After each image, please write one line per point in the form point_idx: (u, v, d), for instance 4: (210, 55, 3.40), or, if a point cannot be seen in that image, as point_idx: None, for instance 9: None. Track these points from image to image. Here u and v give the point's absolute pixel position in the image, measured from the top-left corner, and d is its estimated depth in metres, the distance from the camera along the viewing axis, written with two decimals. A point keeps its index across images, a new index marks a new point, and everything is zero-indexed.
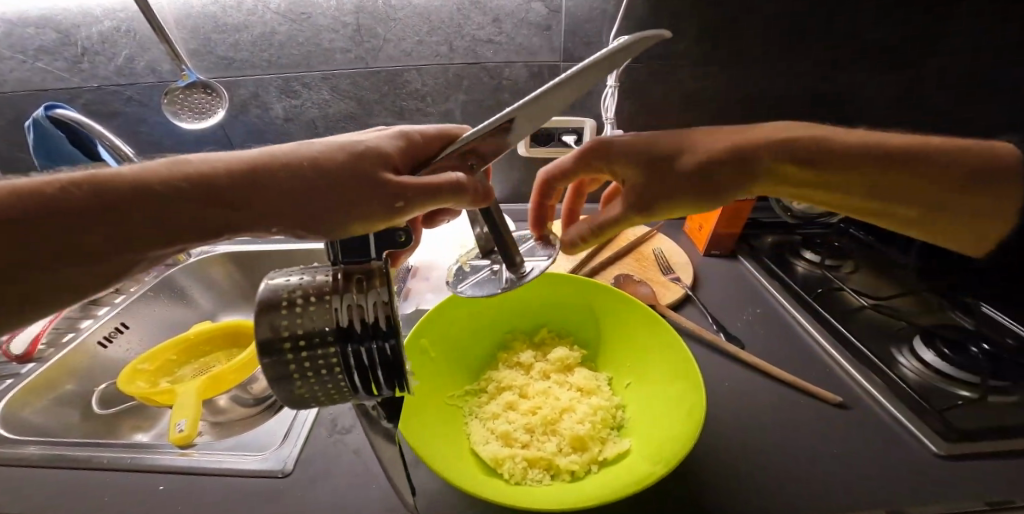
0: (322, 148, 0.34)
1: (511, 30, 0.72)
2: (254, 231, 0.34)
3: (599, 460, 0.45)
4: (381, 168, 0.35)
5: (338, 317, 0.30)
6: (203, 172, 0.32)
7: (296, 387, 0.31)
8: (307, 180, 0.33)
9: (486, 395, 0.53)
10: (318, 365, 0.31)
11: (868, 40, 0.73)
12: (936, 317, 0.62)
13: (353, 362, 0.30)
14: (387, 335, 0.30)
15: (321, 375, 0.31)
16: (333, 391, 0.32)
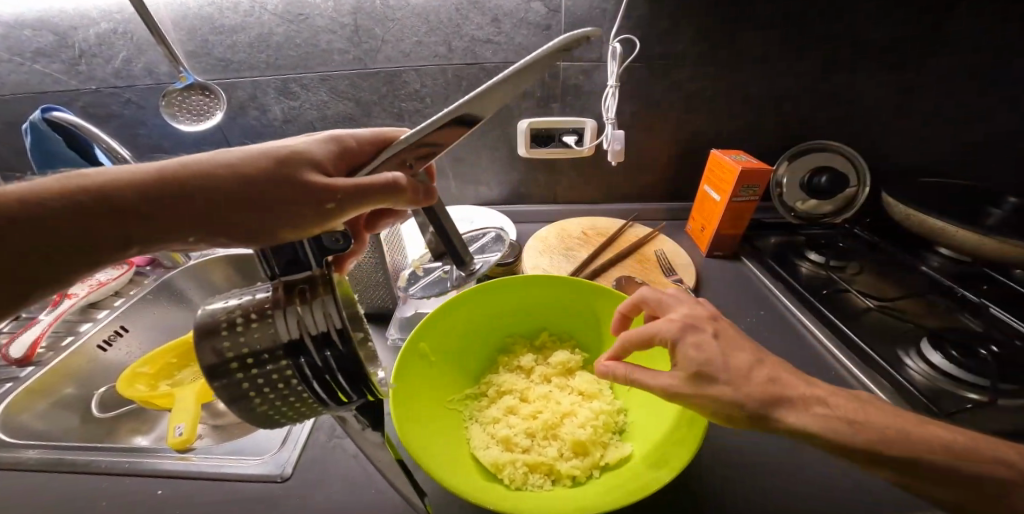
0: (242, 157, 0.34)
1: (509, 30, 0.71)
2: (167, 245, 0.33)
3: (600, 465, 0.44)
4: (310, 174, 0.35)
5: (284, 331, 0.32)
6: (103, 186, 0.31)
7: (256, 406, 0.33)
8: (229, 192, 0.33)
9: (486, 399, 0.53)
10: (273, 380, 0.32)
11: (871, 40, 0.72)
12: (942, 319, 0.61)
13: (307, 371, 0.32)
14: (337, 339, 0.32)
15: (279, 390, 0.33)
16: (298, 402, 0.34)
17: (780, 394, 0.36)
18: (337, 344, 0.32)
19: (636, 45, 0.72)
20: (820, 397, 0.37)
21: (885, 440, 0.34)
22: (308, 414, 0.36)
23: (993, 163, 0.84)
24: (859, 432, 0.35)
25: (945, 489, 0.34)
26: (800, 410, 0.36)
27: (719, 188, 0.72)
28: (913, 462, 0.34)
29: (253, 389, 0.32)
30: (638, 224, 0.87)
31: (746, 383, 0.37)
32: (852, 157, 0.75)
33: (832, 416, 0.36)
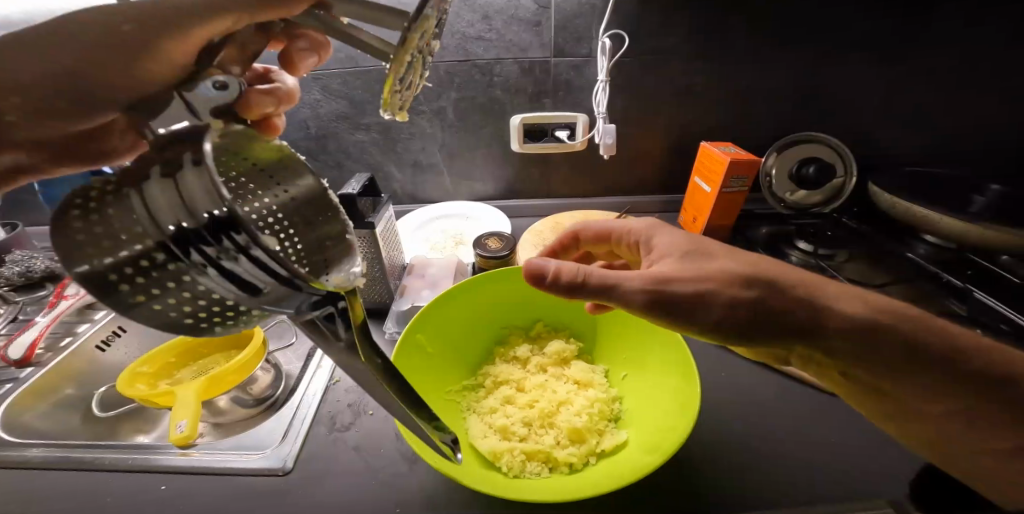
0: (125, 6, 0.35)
1: (501, 27, 0.72)
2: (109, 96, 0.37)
3: (596, 452, 0.45)
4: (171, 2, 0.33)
5: (161, 212, 0.23)
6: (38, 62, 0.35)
7: (158, 309, 0.25)
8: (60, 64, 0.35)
9: (483, 390, 0.53)
10: (170, 281, 0.24)
11: (861, 34, 0.73)
12: (929, 304, 0.63)
13: (210, 264, 0.23)
14: (232, 222, 0.23)
15: (175, 290, 0.25)
16: (216, 306, 0.26)
17: (801, 286, 0.37)
18: (229, 229, 0.23)
19: (625, 40, 0.73)
20: (852, 297, 0.38)
21: (924, 338, 0.36)
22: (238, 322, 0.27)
23: (979, 153, 0.85)
24: (898, 328, 0.36)
25: (957, 405, 0.35)
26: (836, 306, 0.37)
27: (710, 179, 0.73)
28: (944, 370, 0.35)
29: (147, 295, 0.24)
30: (631, 216, 0.88)
31: (756, 268, 0.37)
32: (838, 147, 0.76)
33: (870, 310, 0.37)
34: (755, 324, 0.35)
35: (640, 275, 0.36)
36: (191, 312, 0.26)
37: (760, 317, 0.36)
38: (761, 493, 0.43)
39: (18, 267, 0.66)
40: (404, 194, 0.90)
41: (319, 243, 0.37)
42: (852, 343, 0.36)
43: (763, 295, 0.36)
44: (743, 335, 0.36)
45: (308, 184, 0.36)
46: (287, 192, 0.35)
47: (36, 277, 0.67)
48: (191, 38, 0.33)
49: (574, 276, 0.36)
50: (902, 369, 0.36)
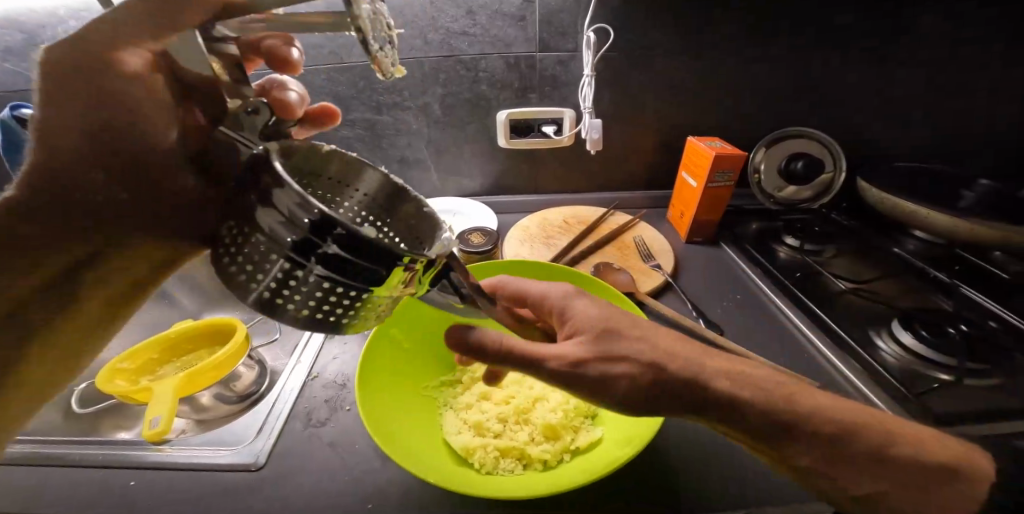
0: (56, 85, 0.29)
1: (485, 22, 0.71)
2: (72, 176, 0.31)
3: (571, 449, 0.45)
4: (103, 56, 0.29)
5: (277, 233, 0.25)
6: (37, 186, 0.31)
7: (303, 312, 0.28)
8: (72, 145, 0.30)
9: (461, 385, 0.53)
10: (306, 288, 0.27)
11: (851, 25, 0.72)
12: (916, 300, 0.62)
13: (319, 259, 0.25)
14: (327, 221, 0.24)
15: (305, 290, 0.27)
16: (342, 296, 0.28)
17: (709, 367, 0.35)
18: (329, 228, 0.24)
19: (610, 34, 0.72)
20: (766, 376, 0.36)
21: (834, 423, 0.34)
22: (371, 306, 0.30)
23: (972, 148, 0.84)
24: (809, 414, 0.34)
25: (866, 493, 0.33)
26: (745, 386, 0.35)
27: (696, 174, 0.72)
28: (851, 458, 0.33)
29: (292, 301, 0.28)
30: (620, 212, 0.87)
31: (661, 349, 0.35)
32: (827, 142, 0.76)
33: (780, 399, 0.34)
34: (650, 398, 0.34)
35: (555, 353, 0.34)
36: (327, 308, 0.29)
37: (658, 398, 0.34)
38: (733, 491, 0.43)
39: None
40: None
41: (409, 223, 0.39)
42: (747, 429, 0.34)
43: (661, 378, 0.34)
44: (639, 410, 0.35)
45: (373, 178, 0.38)
46: (365, 192, 0.39)
47: None
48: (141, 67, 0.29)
49: (491, 345, 0.33)
50: (809, 451, 0.33)
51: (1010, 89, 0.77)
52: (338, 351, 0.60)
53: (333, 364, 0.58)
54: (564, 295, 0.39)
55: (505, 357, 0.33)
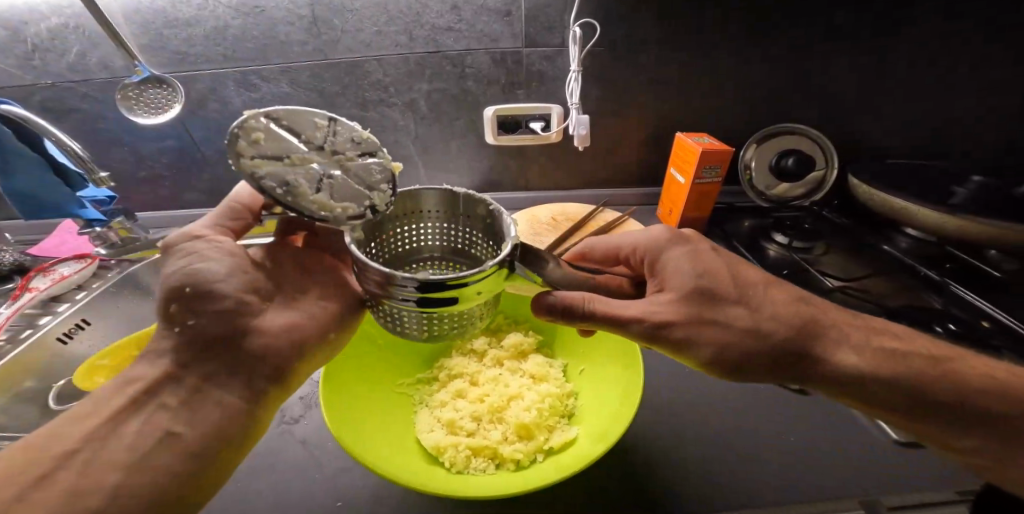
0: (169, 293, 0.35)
1: (470, 18, 0.70)
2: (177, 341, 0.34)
3: (544, 449, 0.44)
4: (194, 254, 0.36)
5: (376, 288, 0.32)
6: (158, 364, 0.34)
7: (423, 333, 0.36)
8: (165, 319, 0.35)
9: (436, 383, 0.52)
10: (416, 320, 0.34)
11: (843, 18, 0.70)
12: (907, 298, 0.61)
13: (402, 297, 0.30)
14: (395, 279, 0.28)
15: (407, 320, 0.34)
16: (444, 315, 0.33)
17: (821, 331, 0.37)
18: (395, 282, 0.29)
19: (596, 29, 0.72)
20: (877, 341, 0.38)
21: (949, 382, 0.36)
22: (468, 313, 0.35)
23: (971, 142, 0.82)
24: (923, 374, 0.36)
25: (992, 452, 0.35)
26: (858, 351, 0.37)
27: (683, 171, 0.71)
28: (970, 414, 0.35)
29: (411, 326, 0.35)
30: (609, 210, 0.86)
31: (769, 316, 0.36)
32: (819, 139, 0.75)
33: (893, 363, 0.36)
34: (748, 364, 0.34)
35: (639, 314, 0.33)
36: (437, 323, 0.34)
37: (773, 360, 0.35)
38: (705, 491, 0.42)
39: None
40: None
41: (486, 223, 0.39)
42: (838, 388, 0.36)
43: (772, 340, 0.35)
44: (754, 374, 0.35)
45: (433, 195, 0.39)
46: (435, 209, 0.41)
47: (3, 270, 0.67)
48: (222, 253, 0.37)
49: (587, 308, 0.33)
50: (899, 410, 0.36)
51: (1010, 81, 0.75)
52: None
53: None
54: (660, 247, 0.38)
55: (602, 314, 0.33)
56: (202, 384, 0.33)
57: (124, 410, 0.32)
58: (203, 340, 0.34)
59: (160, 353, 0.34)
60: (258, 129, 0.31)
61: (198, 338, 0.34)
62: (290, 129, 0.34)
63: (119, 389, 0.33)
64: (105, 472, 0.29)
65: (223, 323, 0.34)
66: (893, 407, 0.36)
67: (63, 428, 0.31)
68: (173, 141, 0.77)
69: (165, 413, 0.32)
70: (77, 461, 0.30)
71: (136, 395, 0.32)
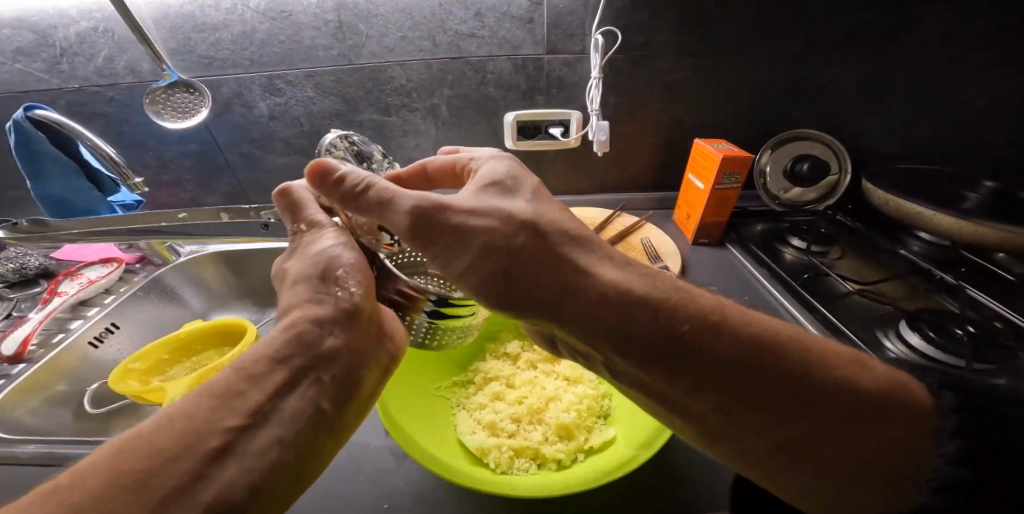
0: (301, 274, 0.37)
1: (493, 24, 0.71)
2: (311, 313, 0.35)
3: (585, 448, 0.45)
4: (308, 245, 0.38)
5: (405, 296, 0.37)
6: (286, 342, 0.34)
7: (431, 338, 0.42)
8: (301, 290, 0.36)
9: (473, 386, 0.54)
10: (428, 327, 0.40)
11: (855, 27, 0.73)
12: (920, 301, 0.63)
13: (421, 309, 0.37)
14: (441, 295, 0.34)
15: (416, 328, 0.41)
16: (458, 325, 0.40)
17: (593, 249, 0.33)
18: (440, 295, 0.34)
19: (617, 36, 0.73)
20: (693, 296, 0.32)
21: (753, 352, 0.30)
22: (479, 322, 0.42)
23: (978, 146, 0.84)
24: (714, 341, 0.30)
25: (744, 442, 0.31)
26: (598, 298, 0.31)
27: (703, 177, 0.73)
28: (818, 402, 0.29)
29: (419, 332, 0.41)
30: (627, 214, 0.88)
31: (545, 217, 0.33)
32: (832, 144, 0.76)
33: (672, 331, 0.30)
34: (491, 269, 0.31)
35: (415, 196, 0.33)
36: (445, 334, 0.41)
37: (495, 270, 0.31)
38: None
39: (11, 264, 0.65)
40: None
41: None
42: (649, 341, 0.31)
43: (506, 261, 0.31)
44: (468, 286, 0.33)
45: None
46: None
47: (29, 274, 0.67)
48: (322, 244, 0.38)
49: (355, 184, 0.34)
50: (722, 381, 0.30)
51: (1017, 89, 0.78)
52: None
53: None
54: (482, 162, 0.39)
55: (367, 194, 0.34)
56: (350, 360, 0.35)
57: (281, 387, 0.32)
58: (350, 311, 0.36)
59: (310, 318, 0.35)
60: (339, 148, 0.49)
61: (344, 306, 0.36)
62: (356, 155, 0.51)
63: (268, 365, 0.32)
64: (270, 449, 0.30)
65: (364, 289, 0.36)
66: (689, 373, 0.30)
67: (222, 407, 0.30)
68: (196, 146, 0.78)
69: (319, 387, 0.33)
70: (241, 442, 0.29)
71: (293, 368, 0.33)
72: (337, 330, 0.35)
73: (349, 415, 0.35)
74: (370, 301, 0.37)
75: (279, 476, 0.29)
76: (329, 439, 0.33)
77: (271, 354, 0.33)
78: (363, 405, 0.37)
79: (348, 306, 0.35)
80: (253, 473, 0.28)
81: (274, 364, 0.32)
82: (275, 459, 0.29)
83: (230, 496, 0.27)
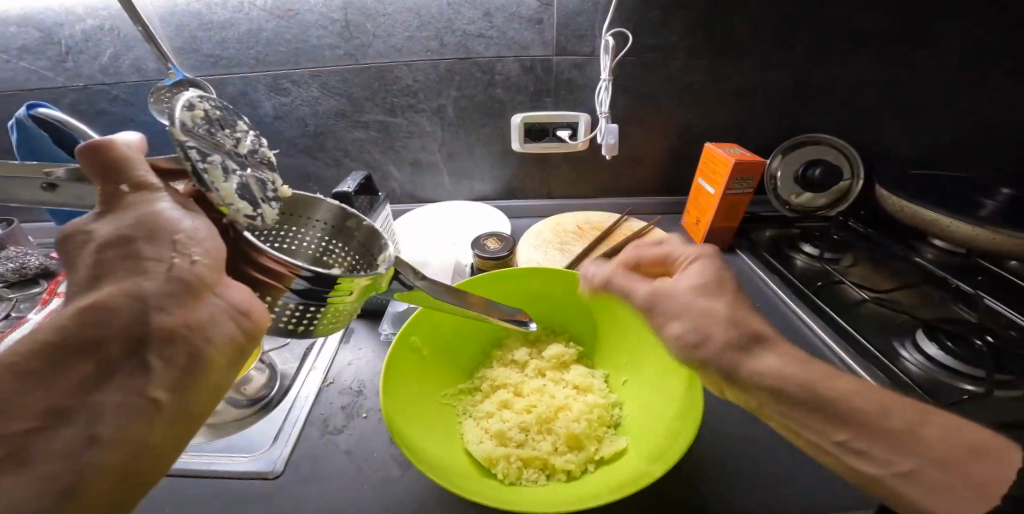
0: (111, 235, 0.27)
1: (502, 24, 0.70)
2: (117, 283, 0.26)
3: (595, 459, 0.44)
4: (128, 216, 0.28)
5: (270, 279, 0.31)
6: (76, 322, 0.25)
7: (281, 324, 0.34)
8: (117, 256, 0.27)
9: (480, 393, 0.53)
10: (290, 311, 0.33)
11: (872, 29, 0.72)
12: (935, 310, 0.62)
13: (288, 288, 0.31)
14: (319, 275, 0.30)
15: (279, 311, 0.33)
16: (327, 312, 0.34)
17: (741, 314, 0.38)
18: (318, 277, 0.30)
19: (628, 39, 0.72)
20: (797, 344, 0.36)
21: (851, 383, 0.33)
22: (343, 315, 0.37)
23: (990, 151, 0.83)
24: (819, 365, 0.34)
25: (892, 462, 0.30)
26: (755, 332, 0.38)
27: (714, 181, 0.72)
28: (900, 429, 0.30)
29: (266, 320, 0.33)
30: (635, 218, 0.87)
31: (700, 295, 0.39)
32: (846, 149, 0.74)
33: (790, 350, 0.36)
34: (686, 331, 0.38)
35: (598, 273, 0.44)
36: (300, 323, 0.34)
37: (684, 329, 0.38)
38: (754, 500, 0.43)
39: (11, 264, 0.64)
40: (403, 192, 0.90)
41: (364, 246, 0.42)
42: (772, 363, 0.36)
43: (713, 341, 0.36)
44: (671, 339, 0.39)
45: (326, 207, 0.40)
46: (325, 221, 0.41)
47: (29, 274, 0.66)
48: (137, 210, 0.28)
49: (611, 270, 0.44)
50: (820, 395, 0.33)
51: None
52: (351, 354, 0.59)
53: (349, 368, 0.57)
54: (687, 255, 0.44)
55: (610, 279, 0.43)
56: (184, 335, 0.27)
57: (79, 384, 0.25)
58: (184, 280, 0.27)
59: (123, 291, 0.26)
60: (199, 108, 0.30)
61: (171, 277, 0.27)
62: (221, 122, 0.32)
63: (53, 357, 0.25)
64: (78, 447, 0.25)
65: (210, 259, 0.28)
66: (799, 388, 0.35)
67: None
68: None
69: (141, 375, 0.26)
70: (38, 445, 0.24)
71: (98, 359, 0.26)
72: (168, 307, 0.26)
73: (193, 402, 0.28)
74: (216, 276, 0.28)
75: (95, 479, 0.25)
76: (168, 432, 0.27)
77: (54, 341, 0.25)
78: (216, 391, 0.29)
79: (179, 277, 0.27)
80: (55, 477, 0.24)
81: (66, 354, 0.25)
82: (84, 461, 0.25)
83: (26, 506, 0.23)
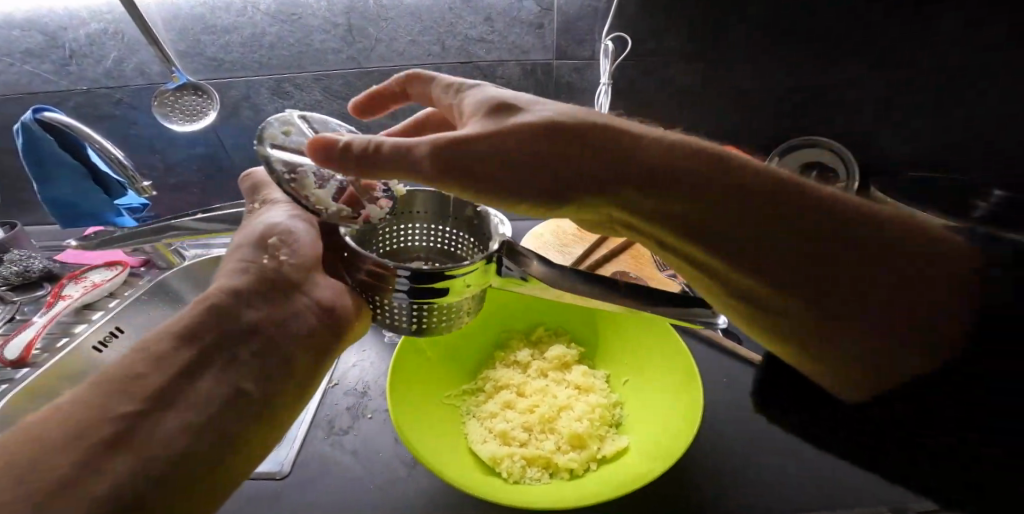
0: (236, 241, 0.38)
1: (502, 29, 0.71)
2: (230, 283, 0.34)
3: (597, 458, 0.45)
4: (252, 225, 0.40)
5: (380, 281, 0.32)
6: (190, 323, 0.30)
7: (401, 325, 0.35)
8: (234, 256, 0.37)
9: (483, 394, 0.54)
10: (402, 312, 0.34)
11: (868, 32, 0.73)
12: None
13: (393, 288, 0.32)
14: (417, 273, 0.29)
15: (397, 311, 0.34)
16: (440, 311, 0.34)
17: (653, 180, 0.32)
18: (419, 275, 0.30)
19: (628, 43, 0.73)
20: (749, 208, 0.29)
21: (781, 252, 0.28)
22: (457, 312, 0.35)
23: None
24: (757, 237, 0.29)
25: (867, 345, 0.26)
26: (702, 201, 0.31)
27: None
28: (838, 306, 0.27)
29: (393, 322, 0.35)
30: None
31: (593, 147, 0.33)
32: (840, 151, 0.78)
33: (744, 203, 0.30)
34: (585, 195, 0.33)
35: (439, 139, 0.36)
36: (421, 323, 0.34)
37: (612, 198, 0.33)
38: (751, 497, 0.44)
39: (15, 267, 0.65)
40: None
41: (471, 223, 0.40)
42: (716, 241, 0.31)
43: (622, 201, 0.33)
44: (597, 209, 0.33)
45: (426, 196, 0.41)
46: (425, 210, 0.42)
47: (33, 277, 0.66)
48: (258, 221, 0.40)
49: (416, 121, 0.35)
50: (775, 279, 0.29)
51: None
52: (354, 355, 0.60)
53: (354, 369, 0.58)
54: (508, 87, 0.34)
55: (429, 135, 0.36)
56: (275, 326, 0.34)
57: (188, 367, 0.28)
58: (275, 279, 0.36)
59: (227, 288, 0.33)
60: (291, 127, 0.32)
61: (268, 275, 0.36)
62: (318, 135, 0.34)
63: (174, 345, 0.29)
64: (176, 431, 0.25)
65: (294, 262, 0.38)
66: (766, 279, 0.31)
67: (120, 392, 0.26)
68: (202, 148, 0.78)
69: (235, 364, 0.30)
70: (141, 428, 0.25)
71: (203, 346, 0.30)
72: (261, 304, 0.34)
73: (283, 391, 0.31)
74: (298, 275, 0.38)
75: (189, 462, 0.25)
76: (258, 420, 0.29)
77: (176, 331, 0.30)
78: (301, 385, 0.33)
79: (273, 274, 0.36)
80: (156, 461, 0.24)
81: (182, 343, 0.29)
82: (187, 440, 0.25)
83: (118, 489, 0.22)
